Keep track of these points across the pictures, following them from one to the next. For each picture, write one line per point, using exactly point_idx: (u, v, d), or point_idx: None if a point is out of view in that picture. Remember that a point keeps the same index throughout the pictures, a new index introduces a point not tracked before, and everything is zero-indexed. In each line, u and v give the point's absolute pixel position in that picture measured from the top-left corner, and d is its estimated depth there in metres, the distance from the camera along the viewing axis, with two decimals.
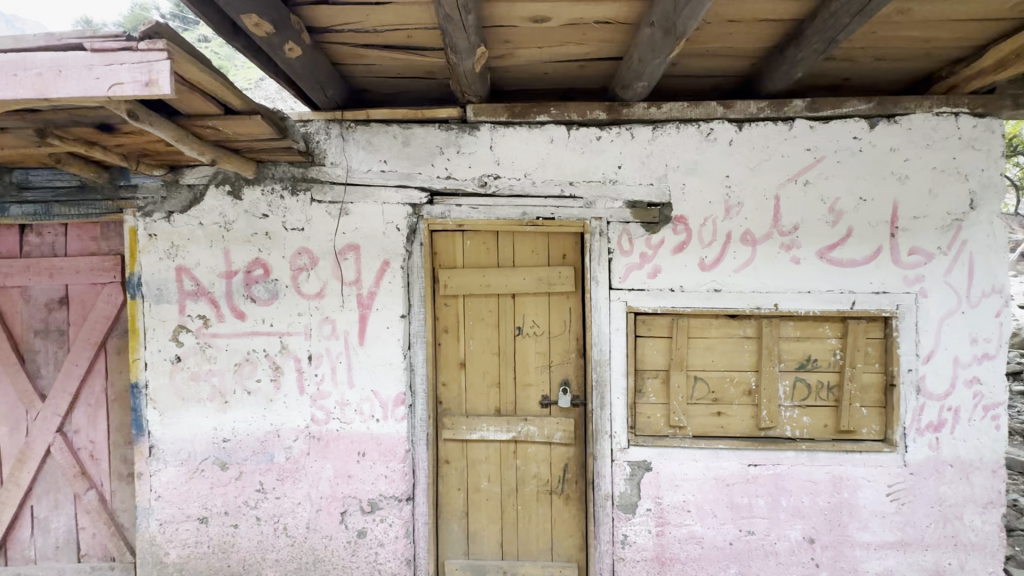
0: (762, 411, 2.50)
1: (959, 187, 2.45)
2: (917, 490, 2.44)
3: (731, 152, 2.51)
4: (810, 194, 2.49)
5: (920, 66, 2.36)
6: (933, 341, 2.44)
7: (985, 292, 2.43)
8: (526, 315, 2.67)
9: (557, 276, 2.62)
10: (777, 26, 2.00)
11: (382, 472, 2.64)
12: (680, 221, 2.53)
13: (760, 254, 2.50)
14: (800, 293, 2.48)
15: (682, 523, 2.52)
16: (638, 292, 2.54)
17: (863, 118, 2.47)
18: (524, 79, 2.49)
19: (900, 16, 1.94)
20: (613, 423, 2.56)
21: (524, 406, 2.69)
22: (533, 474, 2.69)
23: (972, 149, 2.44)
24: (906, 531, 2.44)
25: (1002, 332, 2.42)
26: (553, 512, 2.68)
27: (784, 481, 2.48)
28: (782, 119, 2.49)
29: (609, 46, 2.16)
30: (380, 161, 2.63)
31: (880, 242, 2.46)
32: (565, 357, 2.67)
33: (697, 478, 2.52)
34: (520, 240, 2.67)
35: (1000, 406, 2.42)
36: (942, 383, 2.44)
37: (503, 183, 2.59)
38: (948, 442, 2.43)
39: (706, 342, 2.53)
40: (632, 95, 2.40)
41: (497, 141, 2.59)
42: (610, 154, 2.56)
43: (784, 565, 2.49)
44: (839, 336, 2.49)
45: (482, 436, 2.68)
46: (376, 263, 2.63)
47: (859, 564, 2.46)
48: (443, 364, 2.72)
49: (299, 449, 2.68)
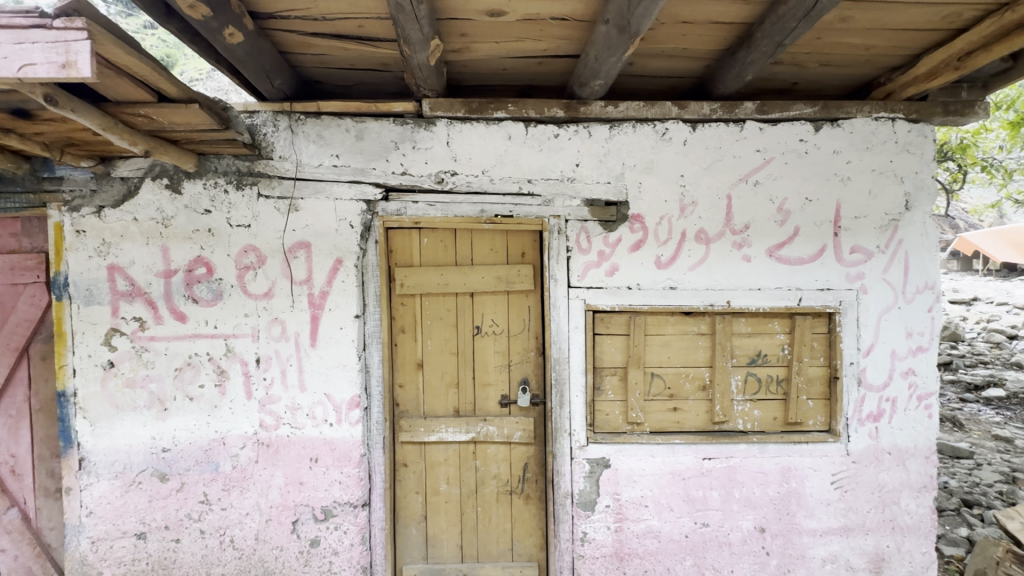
0: (715, 406, 2.56)
1: (896, 188, 2.58)
2: (859, 477, 2.56)
3: (685, 152, 2.55)
4: (760, 194, 2.56)
5: (861, 72, 2.46)
6: (873, 335, 2.56)
7: (919, 288, 2.57)
8: (484, 314, 2.64)
9: (516, 274, 2.59)
10: (729, 28, 2.04)
11: (337, 478, 2.55)
12: (637, 220, 2.55)
13: (713, 252, 2.56)
14: (751, 290, 2.55)
15: (640, 518, 2.56)
16: (596, 290, 2.55)
17: (808, 121, 2.56)
18: (482, 74, 2.45)
19: (843, 23, 2.01)
20: (572, 421, 2.56)
21: (483, 406, 2.66)
22: (493, 474, 2.66)
23: (907, 153, 2.58)
24: (849, 517, 2.56)
25: (934, 326, 2.57)
26: (513, 512, 2.66)
27: (737, 473, 2.55)
28: (734, 121, 2.55)
29: (566, 42, 2.14)
30: (332, 156, 2.53)
31: (824, 241, 2.57)
32: (524, 356, 2.66)
33: (654, 473, 2.55)
34: (478, 238, 2.63)
35: (933, 396, 2.56)
36: (881, 374, 2.56)
37: (461, 179, 2.54)
38: (887, 431, 2.56)
39: (663, 338, 2.57)
40: (589, 93, 2.39)
41: (454, 136, 2.54)
42: (568, 152, 2.55)
43: (737, 555, 2.56)
44: (787, 332, 2.58)
45: (440, 438, 2.63)
46: (328, 261, 2.53)
47: (807, 550, 2.56)
48: (400, 365, 2.65)
49: (247, 457, 2.55)
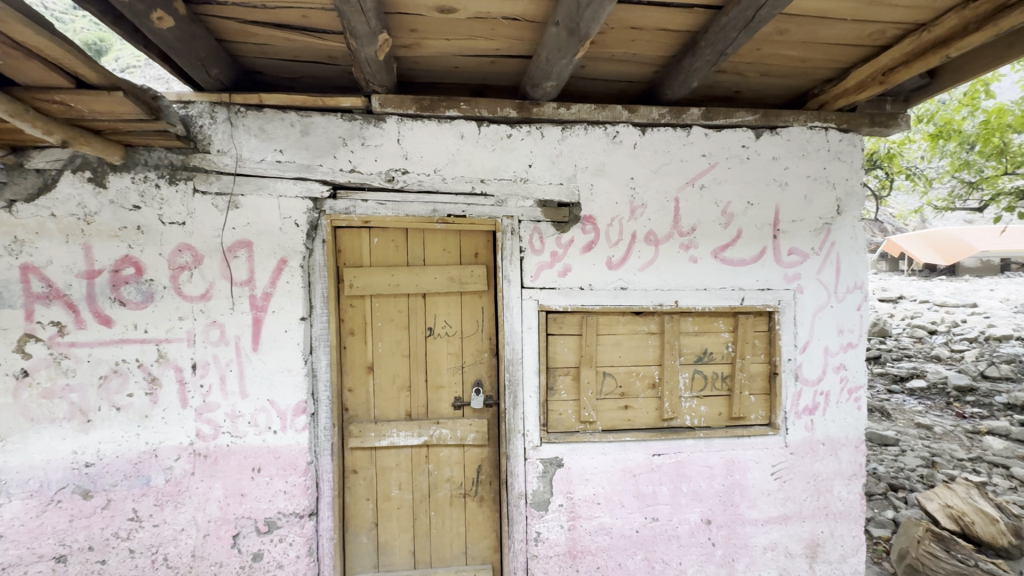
0: (664, 403, 2.63)
1: (828, 194, 2.73)
2: (796, 467, 2.70)
3: (635, 155, 2.60)
4: (706, 198, 2.65)
5: (797, 83, 2.59)
6: (808, 332, 2.70)
7: (849, 288, 2.74)
8: (437, 315, 2.59)
9: (468, 275, 2.57)
10: (676, 35, 2.09)
11: (281, 488, 2.44)
12: (589, 221, 2.58)
13: (662, 253, 2.62)
14: (697, 290, 2.64)
15: (592, 515, 2.59)
16: (549, 291, 2.56)
17: (750, 128, 2.67)
18: (434, 71, 2.41)
19: (781, 36, 2.11)
20: (526, 422, 2.56)
21: (436, 409, 2.61)
22: (446, 478, 2.62)
23: (838, 161, 2.74)
24: (787, 506, 2.69)
25: (862, 323, 2.74)
26: (466, 515, 2.63)
27: (685, 468, 2.63)
28: (681, 126, 2.62)
29: (518, 43, 2.14)
30: (276, 150, 2.42)
31: (765, 243, 2.68)
32: (477, 357, 2.63)
33: (607, 470, 2.59)
34: (430, 238, 2.58)
35: (861, 388, 2.74)
36: (816, 369, 2.71)
37: (412, 178, 2.49)
38: (821, 423, 2.71)
39: (614, 338, 2.61)
40: (541, 94, 2.40)
41: (405, 134, 2.48)
42: (521, 152, 2.55)
43: (685, 547, 2.64)
44: (731, 330, 2.68)
45: (392, 443, 2.57)
46: (271, 261, 2.42)
47: (749, 539, 2.67)
48: (349, 368, 2.57)
49: (182, 469, 2.39)
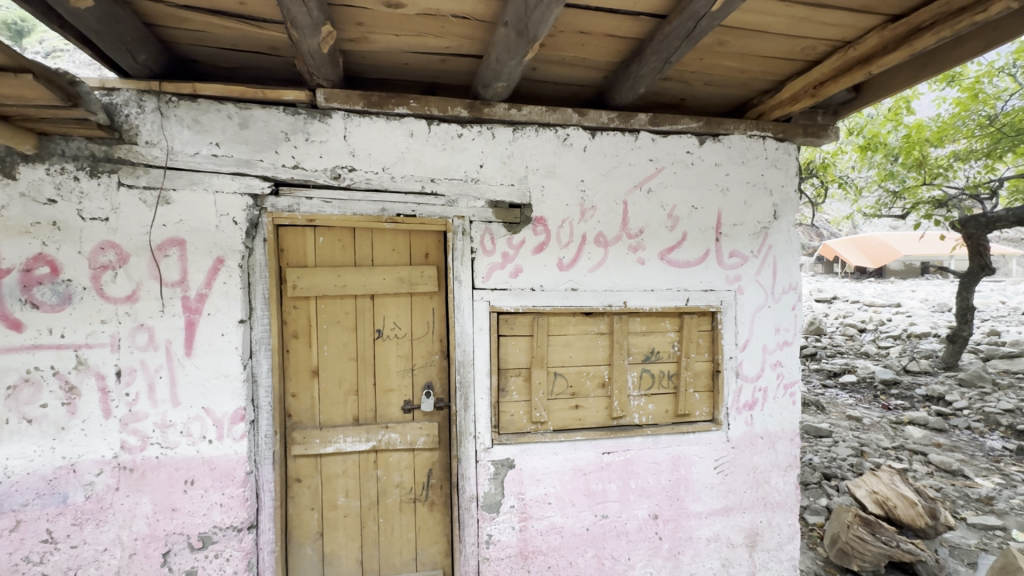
0: (614, 402, 2.67)
1: (766, 200, 2.87)
2: (737, 461, 2.81)
3: (585, 158, 2.64)
4: (653, 201, 2.72)
5: (738, 93, 2.71)
6: (748, 331, 2.83)
7: (785, 289, 2.89)
8: (385, 316, 2.53)
9: (419, 275, 2.52)
10: (623, 41, 2.14)
11: (217, 501, 2.30)
12: (540, 223, 2.60)
13: (611, 255, 2.67)
14: (645, 291, 2.71)
15: (543, 515, 2.60)
16: (500, 292, 2.55)
17: (694, 135, 2.77)
18: (383, 67, 2.35)
19: (721, 47, 2.19)
20: (477, 424, 2.54)
21: (385, 413, 2.55)
22: (395, 483, 2.56)
23: (775, 168, 2.89)
24: (729, 498, 2.80)
25: (796, 322, 2.90)
26: (417, 521, 2.58)
27: (633, 465, 2.69)
28: (629, 130, 2.69)
29: (468, 41, 2.12)
30: (211, 144, 2.29)
31: (708, 245, 2.79)
32: (428, 359, 2.59)
33: (557, 470, 2.61)
34: (379, 238, 2.52)
35: (796, 383, 2.90)
36: (755, 367, 2.84)
37: (359, 176, 2.42)
38: (760, 417, 2.84)
39: (565, 339, 2.64)
40: (492, 95, 2.39)
41: (352, 130, 2.41)
42: (472, 153, 2.53)
43: (633, 542, 2.69)
44: (677, 330, 2.77)
45: (338, 449, 2.48)
46: (206, 261, 2.29)
47: (694, 532, 2.76)
48: (292, 373, 2.46)
49: (105, 485, 2.22)
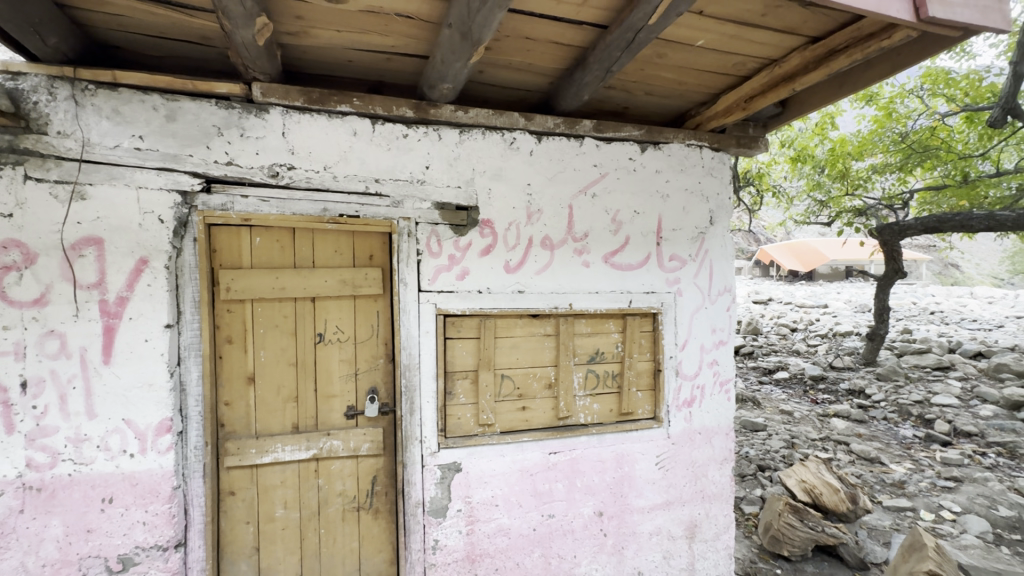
0: (560, 402, 2.71)
1: (703, 206, 3.02)
2: (678, 456, 2.93)
3: (531, 161, 2.68)
4: (597, 206, 2.79)
5: (677, 103, 2.83)
6: (687, 331, 2.96)
7: (720, 291, 3.05)
8: (327, 320, 2.45)
9: (362, 277, 2.45)
10: (567, 49, 2.18)
11: (140, 519, 2.15)
12: (487, 225, 2.60)
13: (557, 258, 2.72)
14: (590, 293, 2.77)
15: (490, 518, 2.60)
16: (447, 294, 2.54)
17: (636, 142, 2.87)
18: (325, 63, 2.29)
19: (660, 59, 2.29)
20: (423, 428, 2.51)
21: (326, 420, 2.47)
22: (338, 492, 2.47)
23: (710, 176, 3.04)
24: (670, 493, 2.91)
25: (730, 322, 3.07)
26: (360, 530, 2.50)
27: (579, 463, 2.74)
28: (574, 136, 2.75)
29: (413, 41, 2.10)
30: (134, 136, 2.14)
31: (649, 249, 2.89)
32: (372, 363, 2.53)
33: (504, 472, 2.62)
34: (321, 239, 2.44)
35: (730, 380, 3.06)
36: (693, 365, 2.97)
37: (299, 174, 2.34)
38: (698, 413, 2.98)
39: (512, 341, 2.65)
40: (438, 96, 2.38)
41: (291, 127, 2.32)
42: (418, 153, 2.51)
43: (579, 540, 2.74)
44: (621, 331, 2.85)
45: (276, 458, 2.38)
46: (127, 261, 2.13)
47: (637, 526, 2.85)
48: (226, 380, 2.33)
49: (7, 507, 2.02)
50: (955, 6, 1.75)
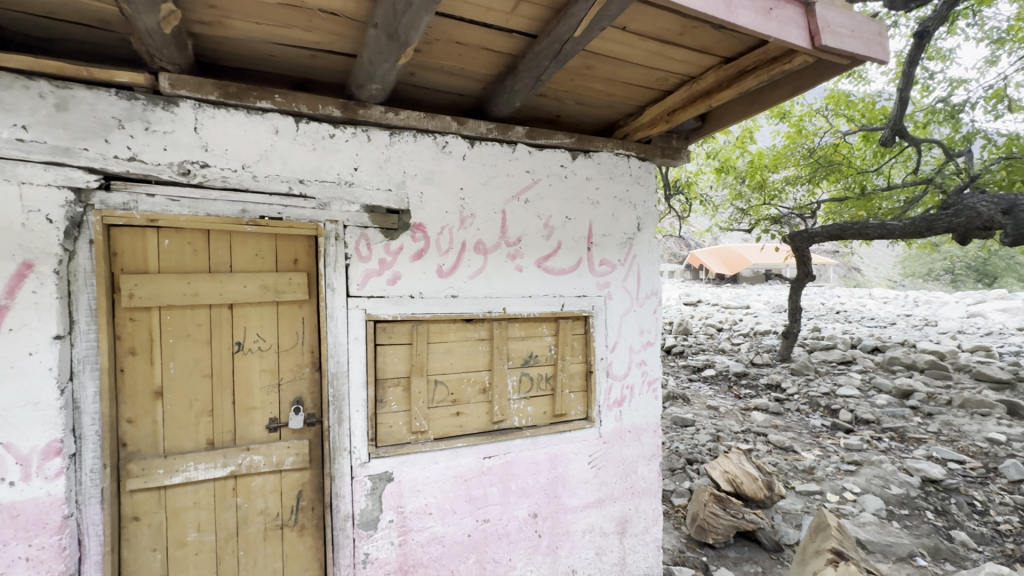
0: (494, 406, 2.72)
1: (631, 213, 3.15)
2: (609, 454, 3.02)
3: (463, 166, 2.67)
4: (530, 211, 2.83)
5: (606, 113, 2.94)
6: (617, 333, 3.06)
7: (647, 294, 3.19)
8: (246, 327, 2.31)
9: (285, 282, 2.34)
10: (498, 56, 2.20)
11: (22, 555, 1.91)
12: (418, 229, 2.57)
13: (491, 262, 2.73)
14: (523, 297, 2.80)
15: (424, 526, 2.56)
16: (377, 300, 2.47)
17: (567, 150, 2.94)
18: (244, 56, 2.17)
19: (588, 70, 2.36)
20: (352, 438, 2.43)
21: (245, 434, 2.32)
22: (259, 510, 2.33)
23: (638, 185, 3.18)
24: (602, 491, 3.00)
25: (657, 323, 3.21)
26: (284, 549, 2.37)
27: (513, 467, 2.76)
28: (507, 142, 2.78)
29: (338, 39, 2.03)
30: (16, 126, 1.91)
31: (580, 254, 2.97)
32: (297, 373, 2.41)
33: (437, 479, 2.59)
34: (239, 242, 2.30)
35: (657, 379, 3.21)
36: (623, 366, 3.08)
37: (213, 173, 2.19)
38: (628, 412, 3.09)
39: (445, 346, 2.63)
40: (367, 96, 2.32)
41: (205, 122, 2.18)
42: (345, 155, 2.43)
43: (514, 543, 2.76)
44: (553, 334, 2.90)
45: (188, 478, 2.20)
46: (7, 266, 1.90)
47: (571, 525, 2.90)
48: (128, 396, 2.14)
49: None
50: (844, 36, 1.95)
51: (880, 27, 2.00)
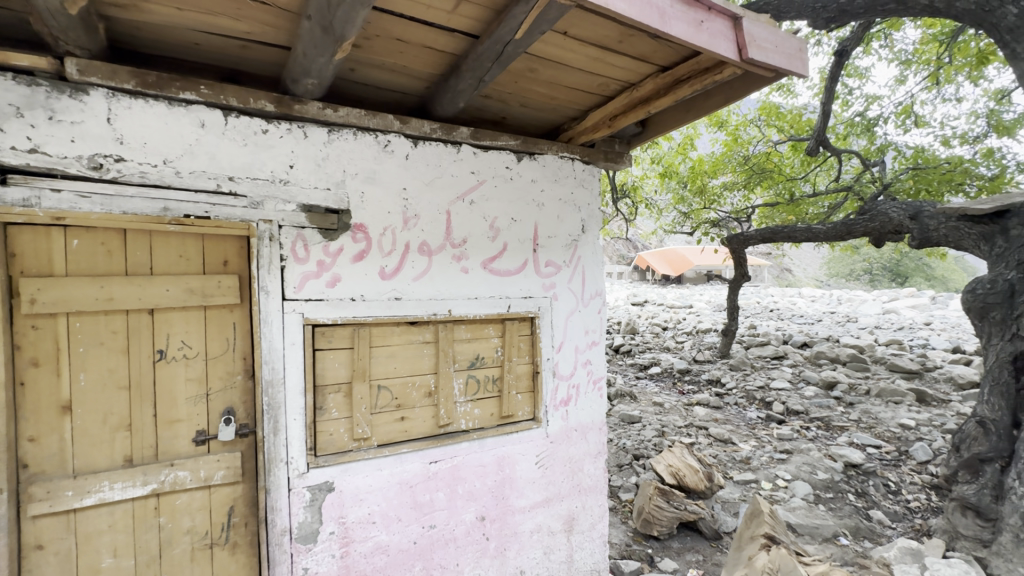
0: (440, 410, 2.68)
1: (575, 215, 3.20)
2: (556, 454, 3.06)
3: (407, 165, 2.62)
4: (475, 212, 2.82)
5: (550, 117, 2.98)
6: (563, 333, 3.10)
7: (591, 295, 3.25)
8: (169, 334, 2.15)
9: (214, 286, 2.20)
10: (440, 55, 2.18)
11: None
12: (359, 230, 2.50)
13: (436, 264, 2.69)
14: (469, 299, 2.78)
15: (367, 537, 2.48)
16: (315, 303, 2.38)
17: (512, 152, 2.96)
18: (166, 44, 2.03)
19: (531, 73, 2.38)
20: (289, 448, 2.32)
21: (169, 449, 2.16)
22: (185, 529, 2.17)
23: (582, 187, 3.24)
24: (549, 490, 3.02)
25: (601, 323, 3.29)
26: (213, 570, 2.22)
27: (460, 470, 2.73)
28: (451, 142, 2.75)
29: (270, 30, 1.93)
30: None
31: (526, 255, 2.99)
32: (228, 381, 2.28)
33: (381, 486, 2.52)
34: (161, 243, 2.13)
35: (602, 377, 3.28)
36: (569, 365, 3.13)
37: (130, 168, 2.03)
38: (574, 411, 3.14)
39: (388, 349, 2.56)
40: (304, 91, 2.23)
41: (120, 112, 2.01)
42: (280, 151, 2.32)
43: (462, 547, 2.73)
44: (500, 335, 2.90)
45: (101, 499, 2.02)
46: None
47: (518, 526, 2.91)
48: (30, 412, 1.93)
49: None
50: (768, 50, 2.07)
51: (800, 43, 2.14)
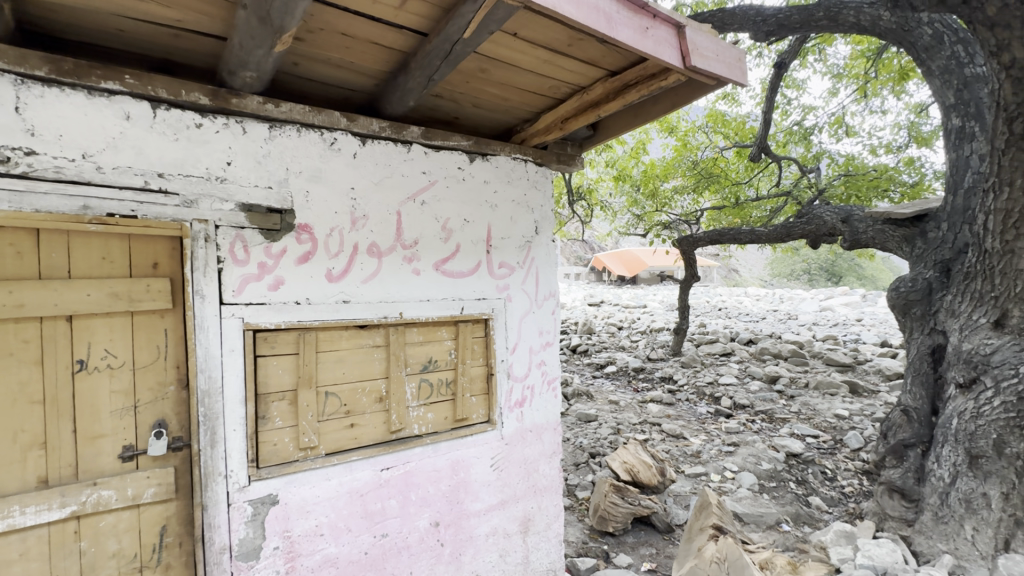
0: (392, 415, 2.61)
1: (529, 217, 3.21)
2: (511, 455, 3.05)
3: (354, 164, 2.55)
4: (426, 213, 2.77)
5: (502, 118, 2.97)
6: (517, 335, 3.10)
7: (545, 296, 3.27)
8: (91, 343, 1.99)
9: (142, 290, 2.05)
10: (389, 51, 2.13)
11: None
12: (304, 230, 2.40)
13: (386, 265, 2.63)
14: (421, 301, 2.73)
15: (314, 550, 2.38)
16: (257, 307, 2.26)
17: (464, 152, 2.93)
18: (86, 29, 1.87)
19: (483, 73, 2.37)
20: (229, 461, 2.20)
21: (91, 467, 1.99)
22: (110, 553, 2.01)
23: (535, 189, 3.25)
24: (505, 492, 3.01)
25: (555, 324, 3.31)
26: None
27: (413, 476, 2.67)
28: (401, 141, 2.70)
29: (204, 19, 1.83)
30: None
31: (479, 257, 2.97)
32: (159, 392, 2.13)
33: (330, 497, 2.43)
34: (81, 244, 1.97)
35: (556, 377, 3.30)
36: (524, 366, 3.13)
37: (43, 162, 1.86)
38: (529, 412, 3.14)
39: (336, 355, 2.47)
40: (242, 84, 2.12)
41: (31, 102, 1.84)
42: (216, 147, 2.20)
43: (415, 555, 2.67)
44: (453, 337, 2.86)
45: (10, 526, 1.83)
46: None
47: (474, 530, 2.88)
48: None
49: None
50: (710, 59, 2.14)
51: (739, 53, 2.24)
